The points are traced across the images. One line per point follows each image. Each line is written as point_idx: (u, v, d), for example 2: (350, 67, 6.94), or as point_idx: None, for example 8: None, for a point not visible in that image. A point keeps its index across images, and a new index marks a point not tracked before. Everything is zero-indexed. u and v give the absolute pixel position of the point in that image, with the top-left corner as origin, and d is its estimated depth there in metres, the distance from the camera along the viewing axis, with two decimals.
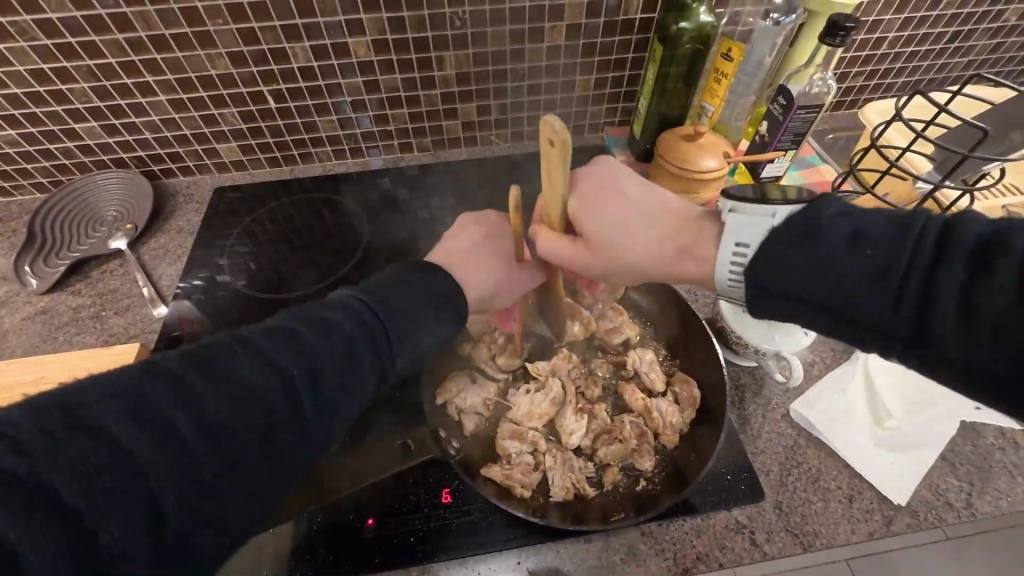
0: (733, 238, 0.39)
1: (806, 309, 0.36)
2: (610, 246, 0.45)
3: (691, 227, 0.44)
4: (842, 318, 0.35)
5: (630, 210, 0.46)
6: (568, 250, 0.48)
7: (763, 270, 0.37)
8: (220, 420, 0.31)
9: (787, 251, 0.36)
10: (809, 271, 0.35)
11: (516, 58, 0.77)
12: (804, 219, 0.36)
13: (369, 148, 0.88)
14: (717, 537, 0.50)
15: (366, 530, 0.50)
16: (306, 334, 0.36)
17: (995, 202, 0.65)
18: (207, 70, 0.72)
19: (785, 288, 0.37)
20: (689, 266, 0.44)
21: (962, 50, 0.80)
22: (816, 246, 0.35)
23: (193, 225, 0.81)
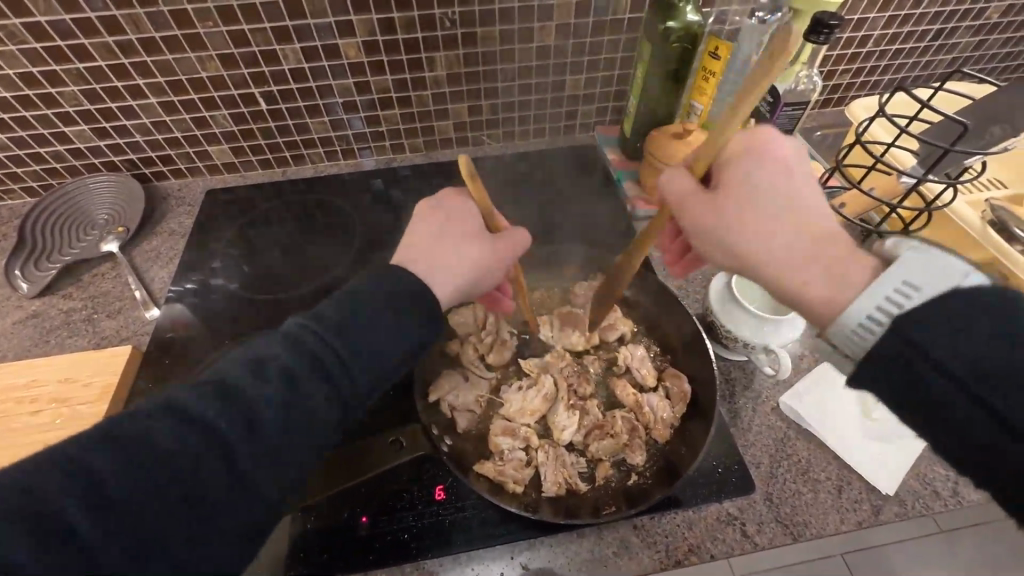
0: (903, 277, 0.36)
1: (960, 390, 0.33)
2: (741, 215, 0.43)
3: (830, 242, 0.41)
4: (997, 413, 0.32)
5: (781, 191, 0.43)
6: (689, 188, 0.46)
7: (938, 317, 0.34)
8: (145, 489, 0.33)
9: (979, 317, 0.33)
10: (995, 352, 0.32)
11: (506, 58, 0.77)
12: (998, 295, 0.34)
13: (361, 149, 0.88)
14: (709, 529, 0.50)
15: (360, 528, 0.50)
16: (240, 379, 0.38)
17: (978, 195, 0.66)
18: (198, 72, 0.72)
19: (948, 355, 0.33)
20: (813, 275, 0.40)
21: (947, 47, 0.81)
22: (1016, 331, 0.32)
23: (185, 227, 0.81)
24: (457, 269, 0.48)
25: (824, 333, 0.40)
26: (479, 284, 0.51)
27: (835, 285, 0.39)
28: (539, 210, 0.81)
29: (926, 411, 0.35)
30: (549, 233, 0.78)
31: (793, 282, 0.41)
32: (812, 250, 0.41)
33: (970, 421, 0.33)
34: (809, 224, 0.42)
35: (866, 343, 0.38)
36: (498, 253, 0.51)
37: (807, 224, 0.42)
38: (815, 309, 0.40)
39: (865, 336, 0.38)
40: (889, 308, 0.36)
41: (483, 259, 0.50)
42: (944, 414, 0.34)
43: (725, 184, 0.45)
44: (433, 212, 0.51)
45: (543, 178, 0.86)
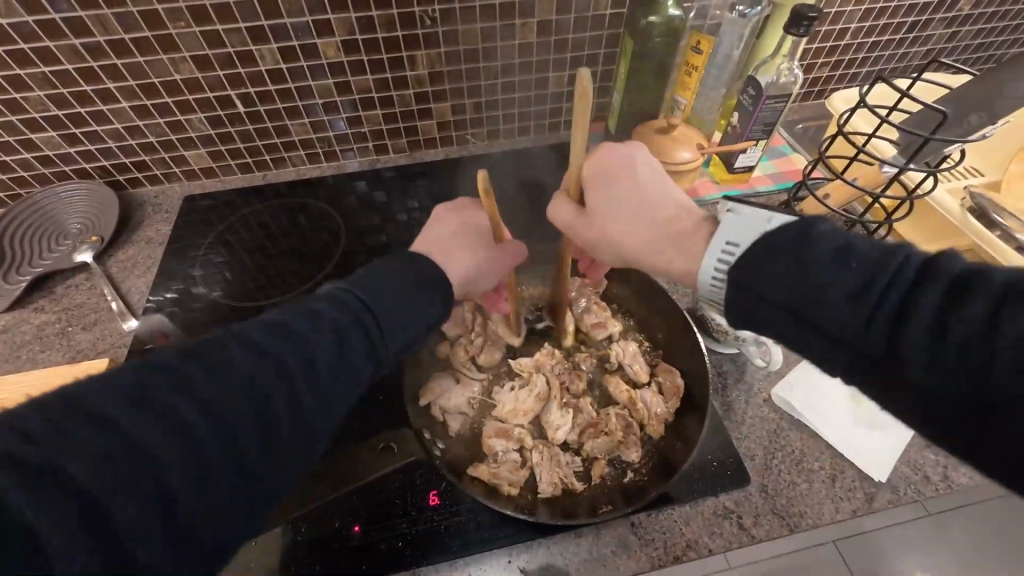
0: (723, 237, 0.38)
1: (784, 315, 0.35)
2: (608, 219, 0.45)
3: (684, 223, 0.42)
4: (812, 327, 0.34)
5: (629, 186, 0.44)
6: (569, 212, 0.48)
7: (751, 269, 0.36)
8: (223, 416, 0.31)
9: (778, 252, 0.35)
10: (792, 277, 0.34)
11: (488, 56, 0.77)
12: (795, 227, 0.36)
13: (344, 151, 0.86)
14: (706, 523, 0.50)
15: (353, 537, 0.49)
16: (288, 326, 0.36)
17: (957, 184, 0.67)
18: (171, 75, 0.70)
19: (764, 291, 0.36)
20: (675, 260, 0.41)
21: (921, 39, 0.83)
22: (801, 256, 0.34)
23: (163, 235, 0.79)
24: (449, 248, 0.50)
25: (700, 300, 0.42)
26: (481, 286, 0.53)
27: (692, 264, 0.40)
28: (527, 209, 0.80)
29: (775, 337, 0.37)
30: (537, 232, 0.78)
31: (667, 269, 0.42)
32: (672, 234, 0.42)
33: (796, 339, 0.36)
34: (661, 210, 0.43)
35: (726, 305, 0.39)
36: (503, 262, 0.53)
37: (660, 213, 0.43)
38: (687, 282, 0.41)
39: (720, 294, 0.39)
40: (725, 267, 0.38)
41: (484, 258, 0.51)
42: (779, 335, 0.37)
43: (592, 199, 0.46)
44: (447, 215, 0.53)
45: (528, 176, 0.85)
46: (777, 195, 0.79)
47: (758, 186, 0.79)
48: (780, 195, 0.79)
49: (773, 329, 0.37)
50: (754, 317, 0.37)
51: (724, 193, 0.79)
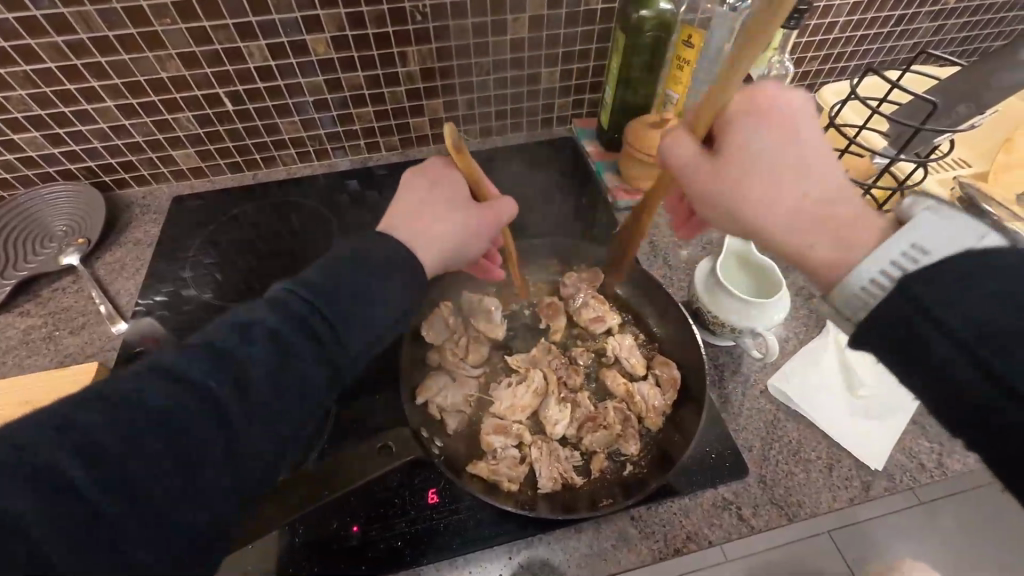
0: (913, 239, 0.37)
1: (957, 349, 0.33)
2: (746, 177, 0.42)
3: (840, 207, 0.40)
4: (988, 369, 0.32)
5: (796, 151, 0.41)
6: (696, 153, 0.44)
7: (948, 281, 0.34)
8: (153, 440, 0.32)
9: (979, 281, 0.33)
10: (1007, 313, 0.32)
11: (480, 52, 0.76)
12: (1015, 256, 0.34)
13: (335, 149, 0.86)
14: (705, 515, 0.50)
15: (352, 537, 0.49)
16: (217, 343, 0.36)
17: (946, 174, 0.68)
18: (158, 73, 0.69)
19: (943, 315, 0.34)
20: (818, 246, 0.40)
21: (908, 33, 0.84)
22: (1020, 287, 0.32)
23: (152, 236, 0.78)
24: (418, 219, 0.48)
25: (829, 291, 0.41)
26: (465, 252, 0.50)
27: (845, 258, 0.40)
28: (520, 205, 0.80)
29: (921, 368, 0.35)
30: (532, 228, 0.78)
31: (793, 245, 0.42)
32: (810, 217, 0.40)
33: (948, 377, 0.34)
34: (818, 188, 0.41)
35: (865, 305, 0.39)
36: (488, 220, 0.51)
37: (820, 191, 0.41)
38: (822, 275, 0.41)
39: (872, 296, 0.38)
40: (895, 272, 0.37)
41: (464, 227, 0.49)
42: (935, 370, 0.34)
43: (732, 147, 0.43)
44: (418, 182, 0.50)
45: (521, 172, 0.85)
46: None
47: None
48: None
49: (929, 359, 0.34)
50: (909, 340, 0.35)
51: None
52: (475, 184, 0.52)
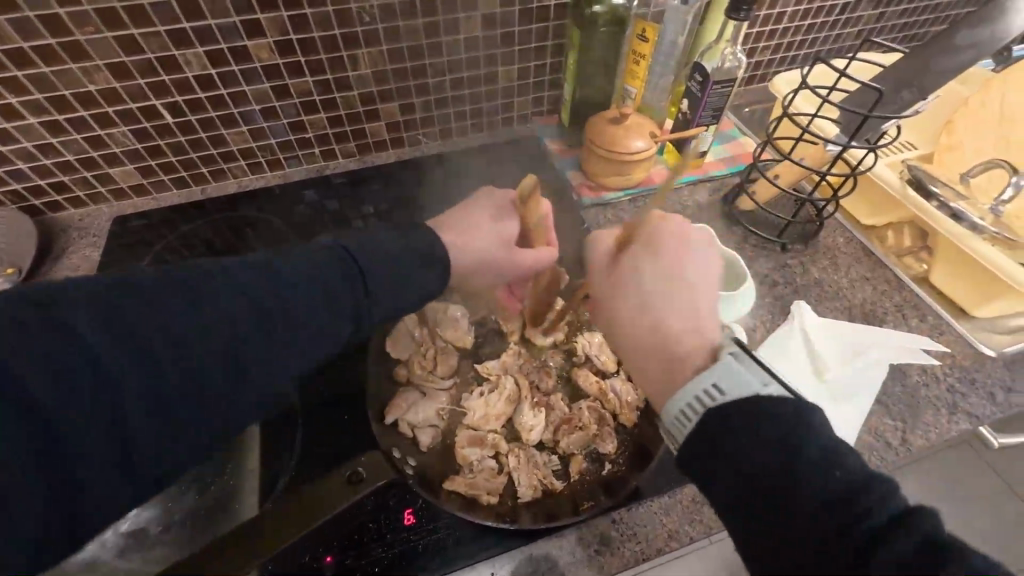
0: (711, 378, 0.37)
1: (740, 486, 0.33)
2: (624, 288, 0.45)
3: (683, 347, 0.41)
4: (763, 510, 0.32)
5: (664, 280, 0.44)
6: (602, 254, 0.49)
7: (727, 421, 0.35)
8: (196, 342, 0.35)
9: (755, 422, 0.34)
10: (776, 457, 0.33)
11: (433, 52, 0.74)
12: (789, 403, 0.35)
13: (288, 158, 0.82)
14: (686, 512, 0.50)
15: (326, 569, 0.46)
16: (276, 270, 0.40)
17: (895, 158, 0.70)
18: (85, 86, 0.64)
19: (731, 450, 0.34)
20: (651, 369, 0.42)
21: (852, 21, 0.86)
22: (793, 436, 0.33)
23: (92, 260, 0.73)
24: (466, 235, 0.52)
25: (659, 417, 0.41)
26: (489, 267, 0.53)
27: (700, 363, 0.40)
28: None
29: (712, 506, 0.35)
30: None
31: (638, 366, 0.43)
32: (646, 341, 0.43)
33: (732, 515, 0.34)
34: (668, 316, 0.42)
35: (681, 435, 0.38)
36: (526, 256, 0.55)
37: (672, 322, 0.42)
38: (654, 389, 0.42)
39: (682, 427, 0.38)
40: (699, 408, 0.37)
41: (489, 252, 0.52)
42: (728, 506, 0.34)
43: (625, 263, 0.46)
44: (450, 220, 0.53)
45: (485, 174, 0.83)
46: (729, 178, 0.81)
47: (712, 171, 0.80)
48: (732, 178, 0.81)
49: (715, 490, 0.35)
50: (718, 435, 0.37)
51: (680, 179, 0.80)
52: (529, 229, 0.57)
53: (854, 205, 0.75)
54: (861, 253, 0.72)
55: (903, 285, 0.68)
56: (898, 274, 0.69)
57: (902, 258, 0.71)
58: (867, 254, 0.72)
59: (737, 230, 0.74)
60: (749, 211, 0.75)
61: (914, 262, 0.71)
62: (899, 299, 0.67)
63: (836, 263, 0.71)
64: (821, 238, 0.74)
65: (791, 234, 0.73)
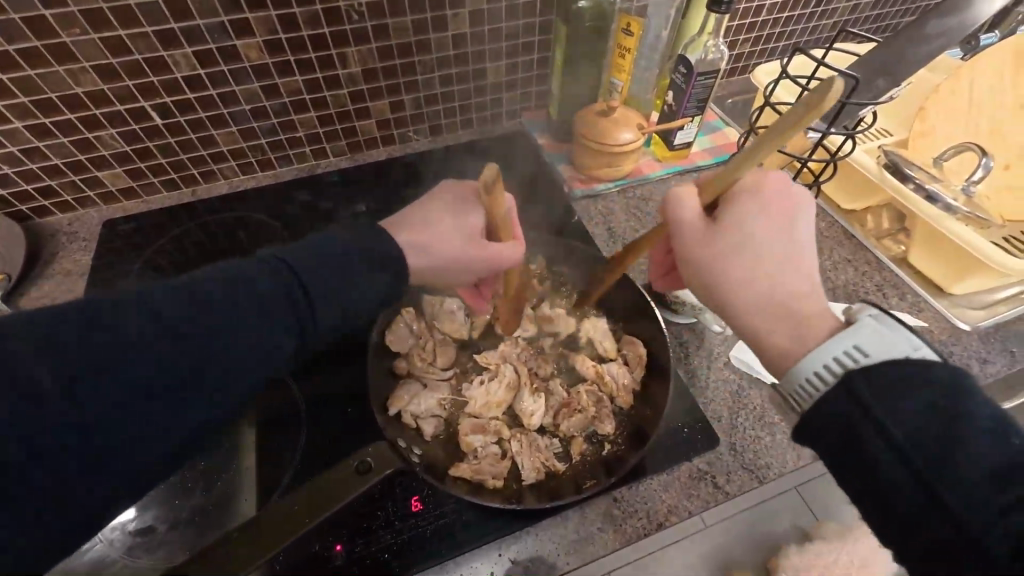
0: (855, 340, 0.37)
1: (893, 457, 0.33)
2: (736, 254, 0.41)
3: (808, 308, 0.41)
4: (922, 482, 0.32)
5: (782, 248, 0.41)
6: (695, 217, 0.43)
7: (884, 386, 0.35)
8: (183, 340, 0.35)
9: (914, 390, 0.34)
10: (941, 427, 0.32)
11: (422, 49, 0.75)
12: (943, 369, 0.35)
13: (279, 158, 0.82)
14: (683, 487, 0.52)
15: (336, 557, 0.47)
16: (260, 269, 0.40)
17: (871, 144, 0.73)
18: (71, 89, 0.63)
19: (884, 417, 0.34)
20: (779, 336, 0.41)
21: (827, 13, 0.89)
22: (960, 406, 0.33)
23: (84, 265, 0.72)
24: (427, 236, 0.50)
25: (781, 379, 0.41)
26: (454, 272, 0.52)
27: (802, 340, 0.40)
28: None
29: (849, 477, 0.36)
30: None
31: (758, 333, 0.41)
32: (772, 311, 0.40)
33: (879, 487, 0.34)
34: (792, 283, 0.40)
35: (810, 399, 0.38)
36: (497, 253, 0.53)
37: (794, 286, 0.41)
38: (782, 358, 0.41)
39: (815, 389, 0.38)
40: (840, 369, 0.37)
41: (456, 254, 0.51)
42: (876, 478, 0.34)
43: (730, 224, 0.42)
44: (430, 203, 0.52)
45: (477, 169, 0.84)
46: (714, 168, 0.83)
47: (698, 161, 0.83)
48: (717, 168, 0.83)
49: (859, 458, 0.35)
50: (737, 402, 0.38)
51: (667, 169, 0.82)
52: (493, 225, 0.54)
53: (835, 191, 0.77)
54: (843, 236, 0.75)
55: (883, 266, 0.71)
56: (878, 255, 0.72)
57: (881, 240, 0.74)
58: (848, 236, 0.75)
59: None
60: None
61: (893, 243, 0.74)
62: (879, 279, 0.70)
63: (820, 247, 0.74)
64: None
65: None
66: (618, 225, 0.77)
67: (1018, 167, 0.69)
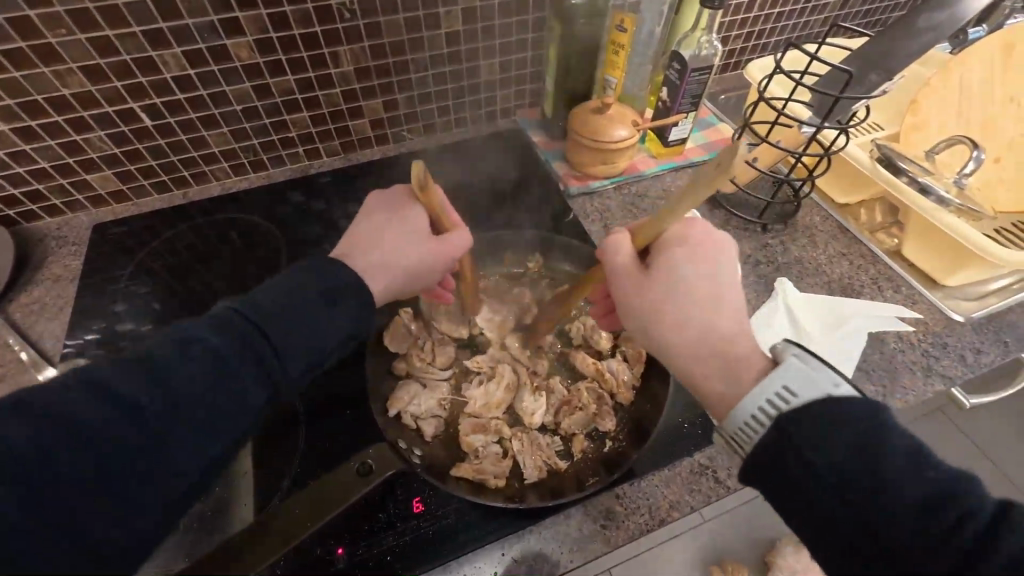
0: (782, 381, 0.38)
1: (829, 497, 0.34)
2: (663, 296, 0.44)
3: (738, 348, 0.42)
4: (856, 519, 0.33)
5: (709, 292, 0.44)
6: (626, 261, 0.48)
7: (811, 431, 0.35)
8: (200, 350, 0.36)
9: (839, 431, 0.35)
10: (866, 467, 0.33)
11: (416, 47, 0.74)
12: (865, 407, 0.36)
13: (272, 158, 0.81)
14: (685, 482, 0.52)
15: (339, 560, 0.47)
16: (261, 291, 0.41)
17: (865, 138, 0.74)
18: (58, 90, 0.62)
19: (815, 460, 0.35)
20: (712, 377, 0.42)
21: (818, 9, 0.90)
22: (880, 441, 0.34)
23: (74, 269, 0.71)
24: (373, 246, 0.49)
25: (720, 422, 0.42)
26: (416, 281, 0.51)
27: (735, 385, 0.41)
28: (475, 201, 0.79)
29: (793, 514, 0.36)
30: (488, 222, 0.77)
31: (692, 373, 0.43)
32: (703, 352, 0.42)
33: (816, 526, 0.35)
34: (718, 325, 0.43)
35: (750, 441, 0.39)
36: (443, 251, 0.51)
37: (720, 326, 0.43)
38: (718, 400, 0.42)
39: (752, 433, 0.39)
40: (771, 413, 0.38)
41: (418, 261, 0.50)
42: (816, 515, 0.35)
43: (657, 268, 0.45)
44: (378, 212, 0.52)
45: (473, 167, 0.84)
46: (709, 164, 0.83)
47: (692, 157, 0.83)
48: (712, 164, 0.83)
49: (799, 498, 0.35)
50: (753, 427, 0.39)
51: (662, 166, 0.82)
52: (437, 218, 0.53)
53: (829, 185, 0.78)
54: (837, 230, 0.75)
55: (877, 259, 0.72)
56: (872, 249, 0.73)
57: (874, 234, 0.74)
58: (843, 230, 0.75)
59: (719, 213, 0.77)
60: (730, 194, 0.77)
61: (886, 237, 0.74)
62: (874, 272, 0.71)
63: (815, 241, 0.74)
64: (799, 218, 0.77)
65: (771, 214, 0.75)
66: (614, 222, 0.77)
67: (1008, 159, 0.69)
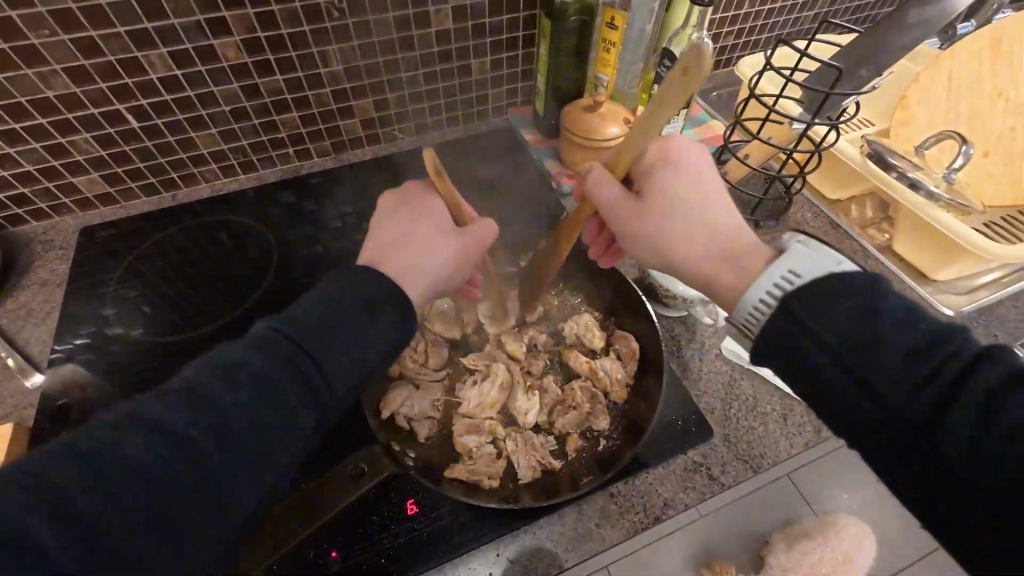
0: (788, 265, 0.38)
1: (830, 362, 0.35)
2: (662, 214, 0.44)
3: (740, 240, 0.43)
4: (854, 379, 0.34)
5: (704, 195, 0.44)
6: (612, 191, 0.46)
7: (814, 305, 0.36)
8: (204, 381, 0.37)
9: (842, 297, 0.35)
10: (865, 329, 0.34)
11: (406, 46, 0.74)
12: (863, 276, 0.36)
13: (261, 159, 0.80)
14: (679, 480, 0.52)
15: (333, 564, 0.47)
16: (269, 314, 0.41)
17: (855, 134, 0.74)
18: (42, 92, 0.61)
19: (817, 332, 0.35)
20: (722, 277, 0.42)
21: (808, 5, 0.90)
22: (874, 304, 0.34)
23: (61, 274, 0.70)
24: (394, 246, 0.48)
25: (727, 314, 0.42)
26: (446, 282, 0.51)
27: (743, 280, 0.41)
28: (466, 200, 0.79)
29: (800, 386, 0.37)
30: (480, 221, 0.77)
31: (702, 277, 0.43)
32: (710, 251, 0.42)
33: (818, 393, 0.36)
34: (717, 223, 0.43)
35: (757, 326, 0.39)
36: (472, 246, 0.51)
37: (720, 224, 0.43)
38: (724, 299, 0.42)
39: (757, 319, 0.39)
40: (776, 295, 0.38)
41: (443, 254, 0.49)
42: (820, 378, 0.36)
43: (650, 191, 0.45)
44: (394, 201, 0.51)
45: (465, 166, 0.83)
46: None
47: None
48: None
49: (800, 368, 0.36)
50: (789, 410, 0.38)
51: None
52: (457, 211, 0.51)
53: (820, 181, 0.78)
54: (828, 226, 0.76)
55: (868, 254, 0.72)
56: (863, 244, 0.73)
57: (866, 229, 0.75)
58: (834, 226, 0.76)
59: None
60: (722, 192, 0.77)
61: (877, 232, 0.74)
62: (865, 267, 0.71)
63: None
64: (791, 214, 0.77)
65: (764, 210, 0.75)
66: None
67: (996, 154, 0.70)
